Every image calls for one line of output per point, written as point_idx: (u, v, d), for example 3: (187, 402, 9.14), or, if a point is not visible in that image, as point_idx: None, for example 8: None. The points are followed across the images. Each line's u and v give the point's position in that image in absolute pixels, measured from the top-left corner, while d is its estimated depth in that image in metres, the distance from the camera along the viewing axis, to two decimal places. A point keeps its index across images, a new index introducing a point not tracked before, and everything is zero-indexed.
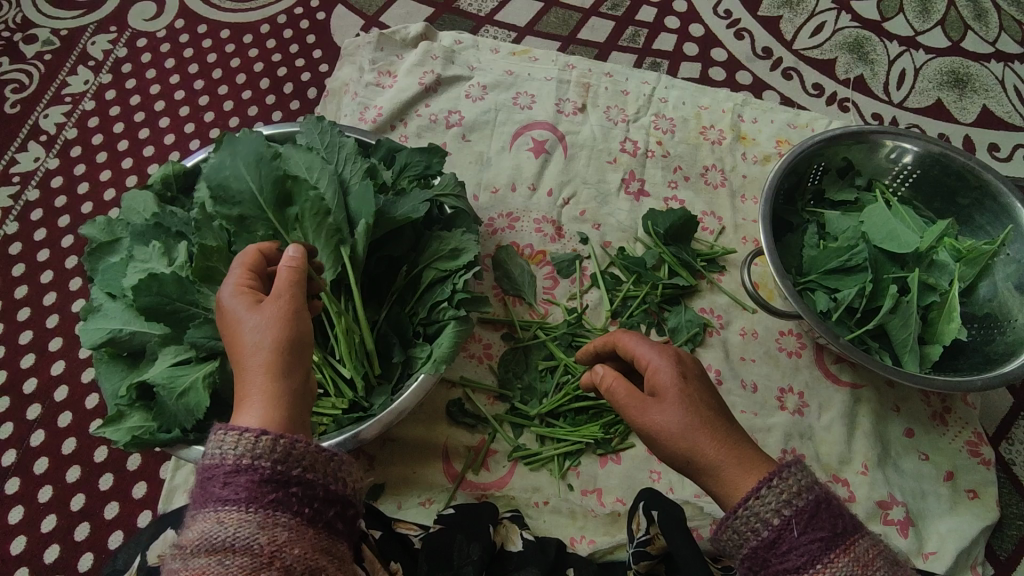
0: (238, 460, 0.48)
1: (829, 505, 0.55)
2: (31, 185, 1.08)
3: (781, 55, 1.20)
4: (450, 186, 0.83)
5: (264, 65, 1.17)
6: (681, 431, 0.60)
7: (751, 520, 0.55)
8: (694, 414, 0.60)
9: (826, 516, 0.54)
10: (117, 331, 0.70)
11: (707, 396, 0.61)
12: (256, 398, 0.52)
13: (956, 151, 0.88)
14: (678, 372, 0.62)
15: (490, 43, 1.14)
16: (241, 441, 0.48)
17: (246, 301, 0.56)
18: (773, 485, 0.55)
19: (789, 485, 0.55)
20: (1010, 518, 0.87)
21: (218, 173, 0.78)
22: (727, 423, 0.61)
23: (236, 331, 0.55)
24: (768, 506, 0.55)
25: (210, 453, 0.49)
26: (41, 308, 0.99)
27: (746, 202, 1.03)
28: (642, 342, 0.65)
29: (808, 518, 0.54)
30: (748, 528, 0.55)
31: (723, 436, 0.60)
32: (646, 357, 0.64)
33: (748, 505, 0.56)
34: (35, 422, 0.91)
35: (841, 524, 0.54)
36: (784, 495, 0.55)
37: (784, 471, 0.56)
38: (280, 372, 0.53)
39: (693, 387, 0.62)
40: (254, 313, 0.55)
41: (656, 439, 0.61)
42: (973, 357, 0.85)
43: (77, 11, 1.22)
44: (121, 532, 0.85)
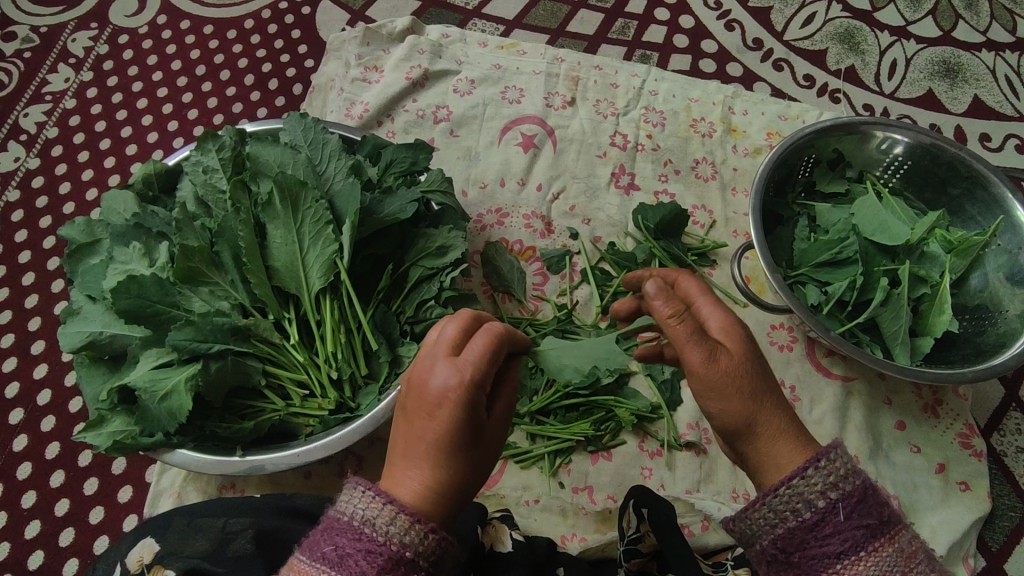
0: (402, 550, 0.47)
1: (873, 492, 0.53)
2: (11, 186, 1.06)
3: (771, 47, 1.18)
4: (436, 183, 0.82)
5: (248, 61, 1.16)
6: (740, 389, 0.55)
7: (795, 499, 0.53)
8: (751, 372, 0.56)
9: (872, 503, 0.52)
10: (97, 334, 0.69)
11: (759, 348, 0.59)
12: (425, 486, 0.51)
13: (948, 142, 0.87)
14: (743, 331, 0.59)
15: (478, 36, 1.13)
16: (412, 531, 0.48)
17: (467, 395, 0.51)
18: (821, 465, 0.53)
19: (836, 468, 0.53)
20: (1002, 510, 0.87)
21: (200, 172, 0.77)
22: (776, 387, 0.57)
23: (433, 413, 0.51)
24: (813, 487, 0.52)
25: (369, 521, 0.48)
26: (22, 311, 0.97)
27: (737, 195, 1.02)
28: (701, 296, 0.61)
29: (855, 503, 0.52)
30: (789, 508, 0.53)
31: (776, 398, 0.57)
32: (708, 313, 0.60)
33: (791, 485, 0.53)
34: (19, 426, 0.90)
35: (886, 513, 0.52)
36: (831, 477, 0.52)
37: (832, 452, 0.53)
38: (454, 470, 0.51)
39: (752, 351, 0.57)
40: (465, 413, 0.51)
41: (725, 384, 0.55)
42: (964, 349, 0.85)
43: (57, 8, 1.20)
44: (106, 537, 0.84)
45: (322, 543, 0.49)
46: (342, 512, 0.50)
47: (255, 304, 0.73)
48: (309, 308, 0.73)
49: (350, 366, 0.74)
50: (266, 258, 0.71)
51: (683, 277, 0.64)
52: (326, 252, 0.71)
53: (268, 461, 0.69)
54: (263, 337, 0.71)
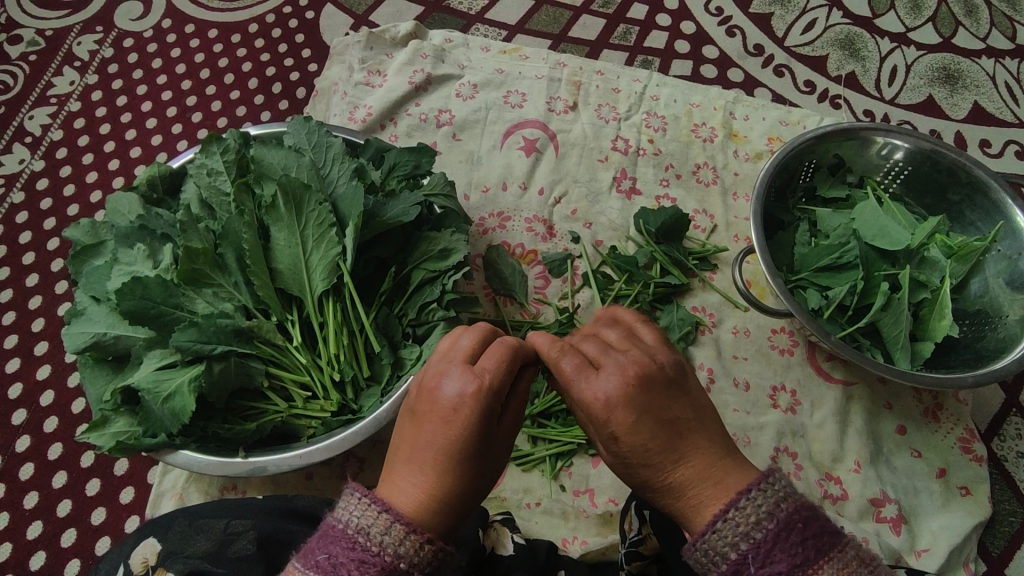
0: (397, 561, 0.47)
1: (792, 531, 0.47)
2: (16, 188, 1.07)
3: (772, 53, 1.19)
4: (439, 186, 0.83)
5: (252, 65, 1.16)
6: (633, 472, 0.54)
7: (710, 553, 0.48)
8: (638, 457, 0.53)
9: (787, 546, 0.46)
10: (101, 335, 0.70)
11: (633, 420, 0.52)
12: (424, 490, 0.51)
13: (947, 148, 0.88)
14: (618, 402, 0.52)
15: (481, 41, 1.13)
16: (406, 543, 0.48)
17: (480, 403, 0.52)
18: (728, 518, 0.48)
19: (745, 516, 0.48)
20: (1003, 515, 0.87)
21: (204, 174, 0.77)
22: (673, 468, 0.52)
23: (444, 420, 0.52)
24: (724, 540, 0.48)
25: (364, 529, 0.48)
26: (26, 312, 0.98)
27: (738, 200, 1.03)
28: (573, 377, 0.55)
29: (768, 551, 0.46)
30: (708, 561, 0.48)
31: (676, 480, 0.52)
32: (596, 385, 0.53)
33: (704, 540, 0.48)
34: (22, 427, 0.90)
35: (802, 554, 0.46)
36: (742, 527, 0.47)
37: (740, 501, 0.48)
38: (457, 481, 0.52)
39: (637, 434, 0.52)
40: (474, 423, 0.52)
41: (619, 466, 0.55)
42: (964, 353, 0.85)
43: (63, 11, 1.21)
44: (108, 537, 0.84)
45: (313, 554, 0.48)
46: (336, 523, 0.49)
47: (259, 305, 0.73)
48: (312, 310, 0.73)
49: (352, 369, 0.74)
50: (270, 260, 0.72)
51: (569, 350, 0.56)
52: (329, 255, 0.72)
53: (270, 463, 0.70)
54: (266, 339, 0.72)
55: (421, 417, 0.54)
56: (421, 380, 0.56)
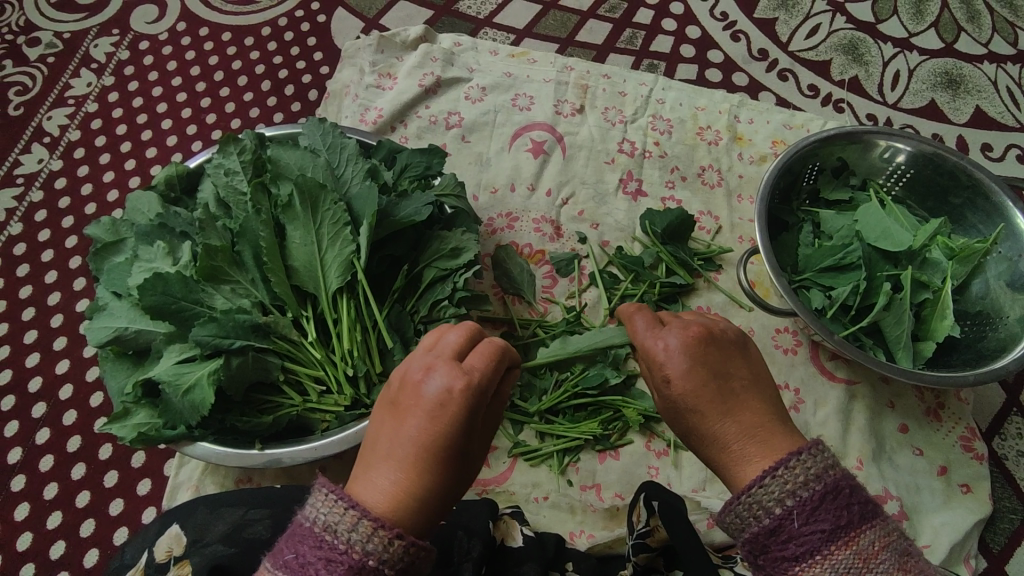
0: (364, 558, 0.47)
1: (837, 496, 0.51)
2: (35, 187, 1.09)
3: (776, 57, 1.21)
4: (450, 187, 0.85)
5: (265, 68, 1.18)
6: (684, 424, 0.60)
7: (754, 507, 0.53)
8: (688, 405, 0.58)
9: (831, 507, 0.51)
10: (123, 329, 0.71)
11: (687, 369, 0.58)
12: (401, 486, 0.52)
13: (949, 151, 0.90)
14: (688, 349, 0.59)
15: (489, 45, 1.15)
16: (375, 539, 0.48)
17: (465, 401, 0.54)
18: (776, 475, 0.53)
19: (795, 475, 0.52)
20: (1003, 512, 0.88)
21: (221, 173, 0.79)
22: (722, 418, 0.57)
23: (426, 416, 0.53)
24: (771, 495, 0.52)
25: (330, 527, 0.48)
26: (45, 308, 1.00)
27: (743, 202, 1.04)
28: (644, 330, 0.63)
29: (812, 509, 0.51)
30: (751, 514, 0.53)
31: (721, 428, 0.57)
32: (658, 341, 0.61)
33: (750, 493, 0.53)
34: (41, 420, 0.92)
35: (846, 517, 0.50)
36: (789, 485, 0.52)
37: (791, 461, 0.53)
38: (434, 478, 0.52)
39: (692, 383, 0.58)
40: (457, 421, 0.53)
41: (678, 413, 0.60)
42: (965, 353, 0.87)
43: (80, 14, 1.23)
44: (126, 528, 0.86)
45: (284, 553, 0.49)
46: (304, 522, 0.50)
47: (274, 302, 0.75)
48: (327, 307, 0.75)
49: (366, 364, 0.75)
50: (286, 257, 0.74)
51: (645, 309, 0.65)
52: (343, 253, 0.73)
53: (284, 455, 0.71)
54: (283, 335, 0.74)
55: (401, 414, 0.55)
56: (404, 378, 0.57)
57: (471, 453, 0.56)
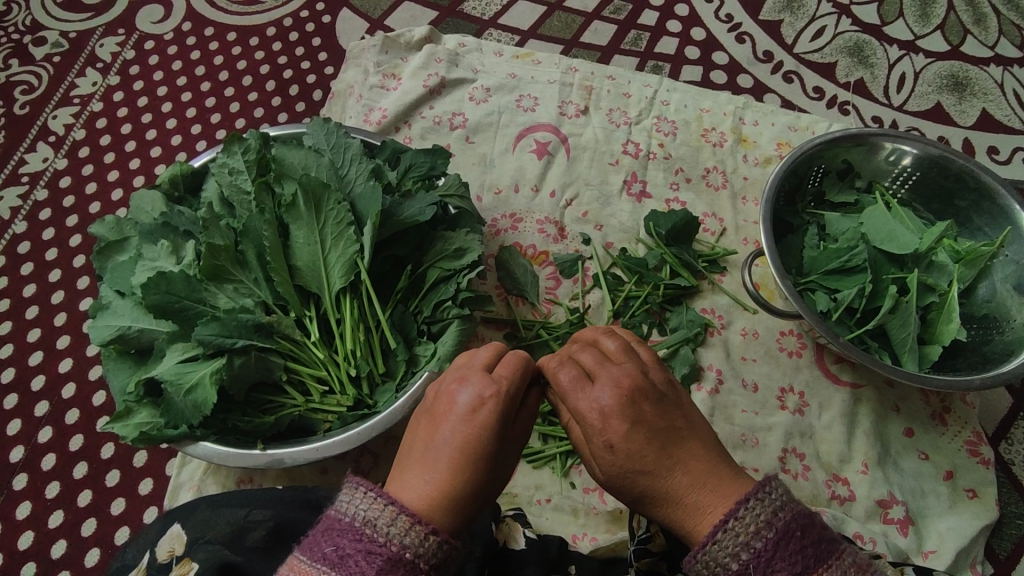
0: (401, 551, 0.48)
1: (793, 540, 0.49)
2: (40, 186, 1.09)
3: (781, 59, 1.21)
4: (454, 187, 0.85)
5: (269, 68, 1.18)
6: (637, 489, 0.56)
7: (710, 566, 0.50)
8: (633, 465, 0.55)
9: (789, 553, 0.49)
10: (126, 328, 0.71)
11: (624, 429, 0.55)
12: (437, 487, 0.52)
13: (955, 154, 0.89)
14: (620, 406, 0.56)
15: (494, 46, 1.15)
16: (411, 533, 0.48)
17: (497, 409, 0.55)
18: (729, 527, 0.50)
19: (746, 526, 0.50)
20: (1010, 518, 0.88)
21: (226, 173, 0.79)
22: (667, 476, 0.55)
23: (458, 422, 0.55)
24: (725, 551, 0.50)
25: (370, 521, 0.49)
26: (48, 307, 1.00)
27: (747, 204, 1.04)
28: (570, 388, 0.58)
29: (769, 559, 0.49)
30: (707, 574, 0.50)
31: (673, 486, 0.55)
32: (587, 397, 0.57)
33: (706, 551, 0.50)
34: (44, 419, 0.92)
35: (803, 561, 0.49)
36: (741, 538, 0.50)
37: (740, 511, 0.51)
38: (467, 483, 0.53)
39: (632, 442, 0.55)
40: (489, 428, 0.54)
41: (624, 480, 0.56)
42: (971, 357, 0.86)
43: (86, 14, 1.23)
44: (128, 528, 0.85)
45: (321, 546, 0.49)
46: (338, 517, 0.50)
47: (277, 302, 0.75)
48: (330, 307, 0.75)
49: (368, 364, 0.75)
50: (290, 257, 0.73)
51: (562, 368, 0.60)
52: (347, 253, 0.73)
53: (286, 455, 0.71)
54: (286, 334, 0.73)
55: (433, 423, 0.56)
56: (437, 389, 0.59)
57: (503, 461, 0.57)
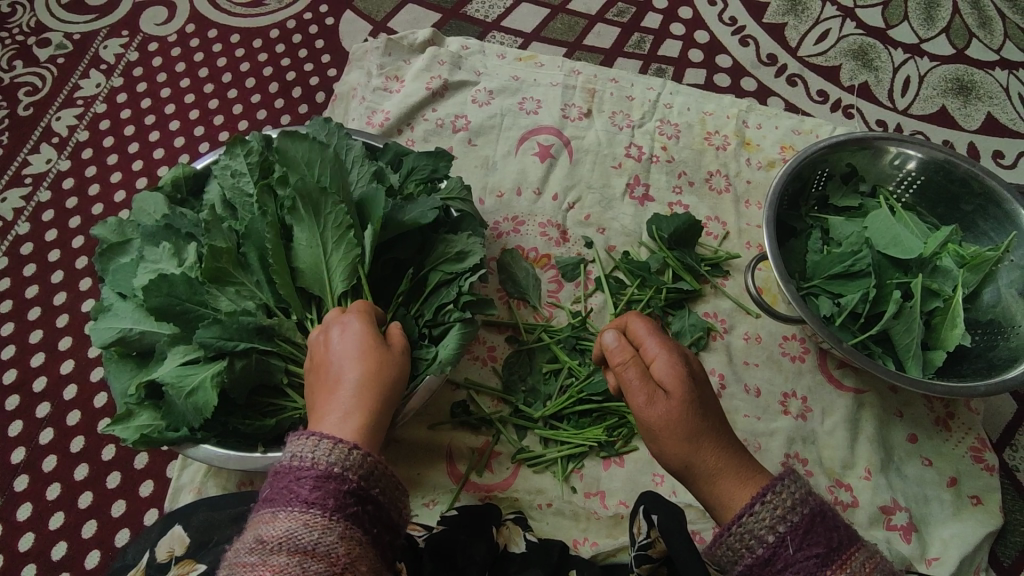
0: (329, 467, 0.51)
1: (824, 520, 0.56)
2: (43, 187, 1.09)
3: (785, 62, 1.20)
4: (455, 191, 0.85)
5: (272, 70, 1.19)
6: (676, 433, 0.60)
7: (745, 537, 0.56)
8: (688, 414, 0.60)
9: (821, 531, 0.55)
10: (128, 330, 0.71)
11: (685, 382, 0.61)
12: (355, 409, 0.56)
13: (960, 157, 0.89)
14: (684, 364, 0.62)
15: (497, 48, 1.15)
16: (336, 451, 0.52)
17: (362, 329, 0.61)
18: (767, 500, 0.57)
19: (783, 500, 0.56)
20: (1014, 525, 0.87)
21: (228, 175, 0.79)
22: (716, 432, 0.61)
23: (341, 352, 0.59)
24: (762, 523, 0.56)
25: (298, 454, 0.52)
26: (50, 307, 1.00)
27: (750, 208, 1.04)
28: (647, 336, 0.64)
29: (803, 534, 0.55)
30: (743, 545, 0.57)
31: (720, 441, 0.61)
32: (653, 351, 0.63)
33: (741, 523, 0.57)
34: (45, 420, 0.92)
35: (837, 539, 0.55)
36: (778, 511, 0.56)
37: (778, 485, 0.57)
38: (372, 400, 0.57)
39: (688, 395, 0.60)
40: (371, 346, 0.60)
41: (665, 428, 0.60)
42: (976, 363, 0.85)
43: (90, 16, 1.24)
44: (127, 530, 0.85)
45: (266, 490, 0.52)
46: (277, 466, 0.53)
47: (279, 304, 0.75)
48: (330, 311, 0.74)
49: None
50: (292, 260, 0.73)
51: (638, 320, 0.65)
52: (349, 257, 0.73)
53: None
54: (287, 337, 0.72)
55: (322, 376, 0.60)
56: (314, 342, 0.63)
57: (402, 365, 0.61)
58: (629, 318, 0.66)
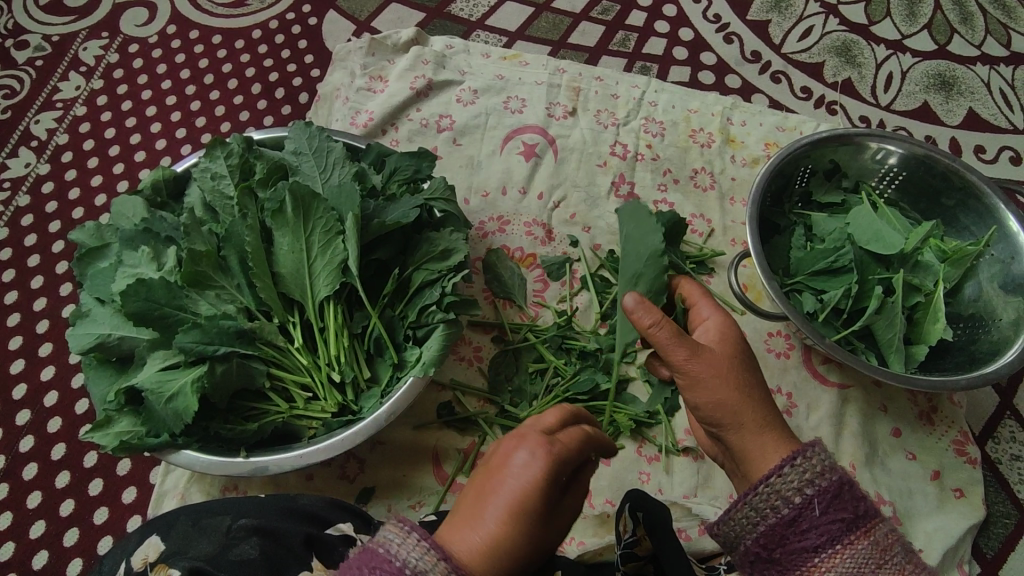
0: None
1: (851, 488, 0.58)
2: (21, 191, 1.08)
3: (769, 59, 1.20)
4: (439, 190, 0.83)
5: (255, 70, 1.18)
6: (725, 380, 0.65)
7: (772, 497, 0.59)
8: (736, 370, 0.66)
9: (849, 498, 0.57)
10: (106, 336, 0.71)
11: (734, 343, 0.68)
12: (487, 548, 0.51)
13: (940, 152, 0.89)
14: (732, 330, 0.69)
15: (481, 47, 1.15)
16: None
17: (549, 471, 0.55)
18: (797, 463, 0.59)
19: (812, 465, 0.58)
20: (997, 517, 0.88)
21: (208, 177, 0.78)
22: (758, 387, 0.67)
23: (520, 484, 0.54)
24: (790, 485, 0.59)
25: (420, 575, 0.47)
26: (30, 314, 0.99)
27: (735, 205, 1.04)
28: (701, 301, 0.72)
29: (830, 499, 0.57)
30: (769, 505, 0.59)
31: (760, 394, 0.67)
32: (705, 314, 0.71)
33: (770, 483, 0.59)
34: (25, 428, 0.91)
35: (863, 508, 0.57)
36: (807, 474, 0.58)
37: (809, 451, 0.59)
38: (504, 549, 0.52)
39: (738, 353, 0.67)
40: (545, 499, 0.54)
41: (710, 377, 0.65)
42: (958, 357, 0.86)
43: (68, 17, 1.22)
44: (110, 537, 0.85)
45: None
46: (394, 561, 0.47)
47: (260, 307, 0.75)
48: (313, 314, 0.74)
49: (352, 370, 0.75)
50: (273, 263, 0.73)
51: (691, 284, 0.74)
52: (333, 260, 0.73)
53: (271, 463, 0.70)
54: (268, 340, 0.73)
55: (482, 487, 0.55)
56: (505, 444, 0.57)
57: (548, 528, 0.55)
58: (680, 281, 0.74)
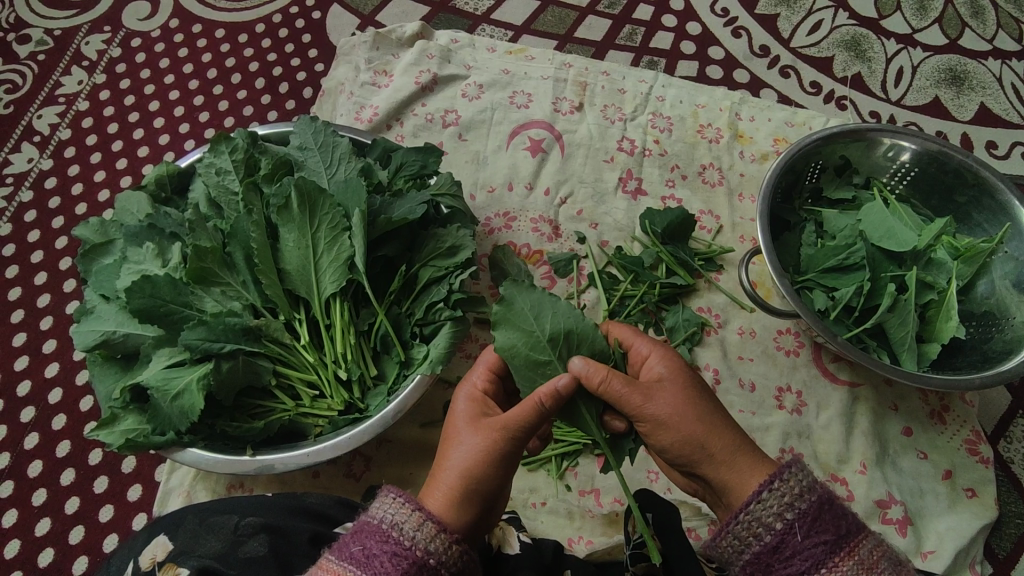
0: (427, 556, 0.53)
1: (831, 507, 0.56)
2: (25, 187, 1.08)
3: (778, 53, 1.19)
4: (446, 186, 0.83)
5: (259, 65, 1.17)
6: (685, 417, 0.60)
7: (753, 524, 0.57)
8: (693, 400, 0.61)
9: (829, 518, 0.55)
10: (110, 333, 0.70)
11: (681, 373, 0.63)
12: (447, 485, 0.58)
13: (953, 148, 0.88)
14: (675, 359, 0.64)
15: (487, 42, 1.13)
16: (436, 540, 0.54)
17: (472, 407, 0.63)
18: (774, 488, 0.57)
19: (790, 487, 0.57)
20: (1009, 517, 0.87)
21: (212, 173, 0.78)
22: (721, 413, 0.62)
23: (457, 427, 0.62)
24: (770, 510, 0.57)
25: (397, 525, 0.54)
26: (34, 310, 0.98)
27: (744, 201, 1.03)
28: (635, 338, 0.66)
29: (812, 520, 0.56)
30: (750, 533, 0.57)
31: (725, 422, 0.62)
32: (644, 349, 0.65)
33: (749, 511, 0.57)
34: (29, 425, 0.91)
35: (844, 527, 0.55)
36: (786, 497, 0.56)
37: (785, 473, 0.57)
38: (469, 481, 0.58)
39: (692, 384, 0.62)
40: (478, 421, 0.61)
41: (671, 418, 0.60)
42: (971, 356, 0.85)
43: (71, 12, 1.21)
44: (116, 535, 0.84)
45: (351, 544, 0.54)
46: (369, 519, 0.55)
47: (266, 304, 0.74)
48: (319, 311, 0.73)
49: (359, 367, 0.74)
50: (279, 259, 0.72)
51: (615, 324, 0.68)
52: (340, 256, 0.72)
53: (277, 460, 0.69)
54: (274, 338, 0.72)
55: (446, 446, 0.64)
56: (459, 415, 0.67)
57: (502, 439, 0.59)
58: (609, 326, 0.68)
